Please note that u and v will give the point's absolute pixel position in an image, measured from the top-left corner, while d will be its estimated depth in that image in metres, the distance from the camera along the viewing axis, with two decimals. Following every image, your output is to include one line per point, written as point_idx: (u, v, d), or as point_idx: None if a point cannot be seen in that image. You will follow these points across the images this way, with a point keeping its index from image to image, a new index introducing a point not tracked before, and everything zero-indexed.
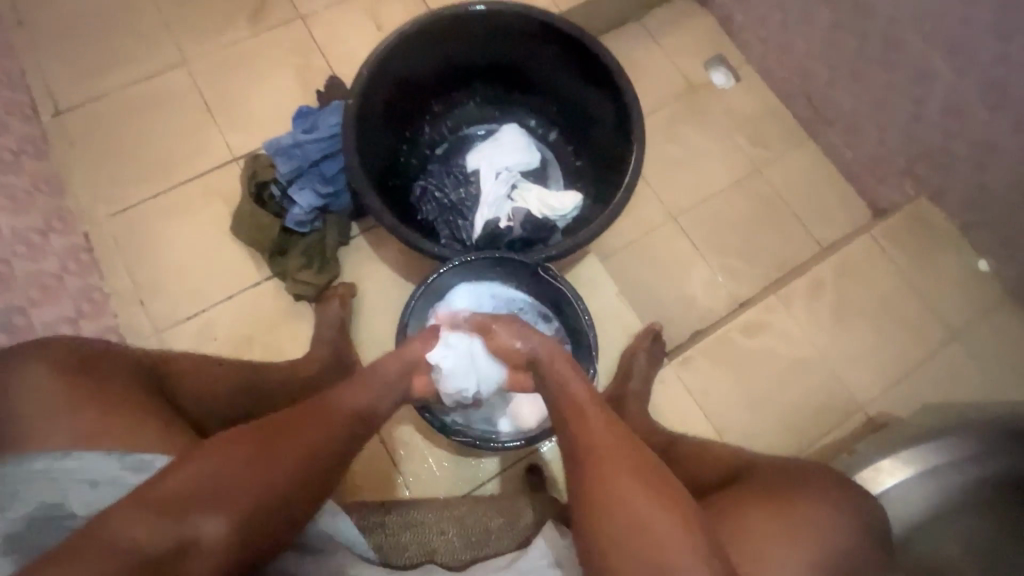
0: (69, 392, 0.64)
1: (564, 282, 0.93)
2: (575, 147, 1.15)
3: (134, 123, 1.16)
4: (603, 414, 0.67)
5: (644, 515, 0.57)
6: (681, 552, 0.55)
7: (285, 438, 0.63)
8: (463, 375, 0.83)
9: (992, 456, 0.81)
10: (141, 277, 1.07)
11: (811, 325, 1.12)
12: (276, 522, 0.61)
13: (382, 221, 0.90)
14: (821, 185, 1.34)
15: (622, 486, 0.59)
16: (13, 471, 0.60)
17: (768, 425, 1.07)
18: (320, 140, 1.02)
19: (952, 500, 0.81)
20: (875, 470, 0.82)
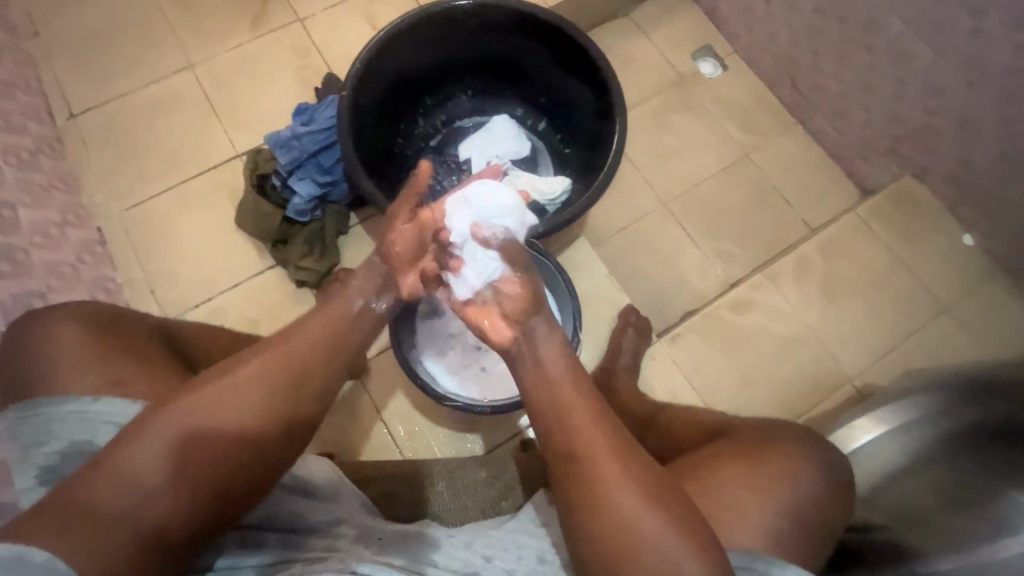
0: (99, 348, 0.63)
1: (548, 255, 0.99)
2: (564, 135, 1.19)
3: (146, 123, 1.22)
4: (589, 405, 0.62)
5: (637, 518, 0.55)
6: (680, 551, 0.54)
7: (255, 386, 0.60)
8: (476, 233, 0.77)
9: (972, 404, 0.81)
10: (151, 268, 1.12)
11: (799, 301, 1.14)
12: (253, 469, 0.58)
13: (376, 204, 0.94)
14: (810, 167, 1.36)
15: (623, 499, 0.56)
16: (46, 411, 0.59)
17: (759, 398, 1.09)
18: (318, 133, 1.07)
19: (927, 451, 0.82)
20: (851, 428, 0.88)
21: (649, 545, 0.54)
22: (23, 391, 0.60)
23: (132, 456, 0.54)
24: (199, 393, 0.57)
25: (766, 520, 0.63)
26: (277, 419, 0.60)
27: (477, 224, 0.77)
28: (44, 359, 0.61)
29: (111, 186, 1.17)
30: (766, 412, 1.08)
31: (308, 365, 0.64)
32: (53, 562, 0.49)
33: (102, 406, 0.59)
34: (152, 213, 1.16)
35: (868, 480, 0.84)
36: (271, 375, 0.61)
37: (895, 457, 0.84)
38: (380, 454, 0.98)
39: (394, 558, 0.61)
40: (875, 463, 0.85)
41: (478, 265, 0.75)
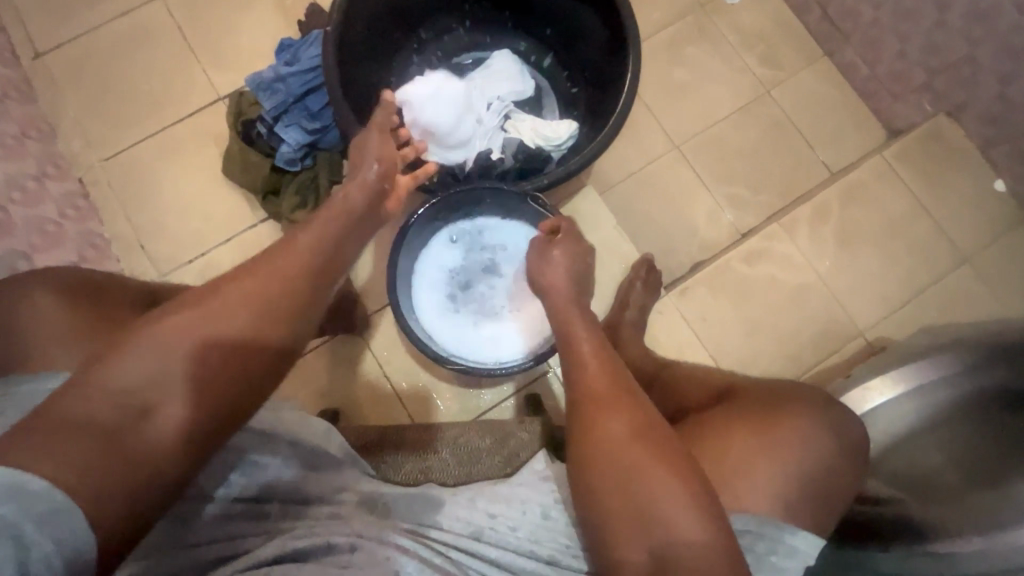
0: (80, 321, 0.60)
1: (553, 212, 0.90)
2: (571, 72, 1.10)
3: (117, 62, 1.13)
4: (600, 355, 0.66)
5: (636, 467, 0.57)
6: (675, 499, 0.56)
7: (245, 298, 0.57)
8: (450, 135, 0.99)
9: (992, 365, 0.79)
10: (139, 221, 1.08)
11: (815, 251, 1.10)
12: (252, 384, 0.56)
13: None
14: (834, 105, 1.27)
15: (608, 431, 0.60)
16: (29, 390, 0.56)
17: (767, 353, 1.06)
18: (302, 74, 0.97)
19: (941, 416, 0.82)
20: (865, 390, 0.87)
21: (648, 492, 0.56)
22: (6, 364, 0.58)
23: (123, 375, 0.51)
24: (190, 310, 0.55)
25: (775, 485, 0.63)
26: (264, 331, 0.57)
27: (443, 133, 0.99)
28: (27, 330, 0.59)
29: (88, 132, 1.10)
30: (774, 366, 1.06)
31: (289, 277, 0.60)
32: (53, 488, 0.46)
33: None
34: (134, 162, 1.10)
35: (879, 439, 0.85)
36: (254, 289, 0.58)
37: (907, 418, 0.84)
38: (385, 413, 0.99)
39: (400, 522, 0.64)
40: (887, 424, 0.85)
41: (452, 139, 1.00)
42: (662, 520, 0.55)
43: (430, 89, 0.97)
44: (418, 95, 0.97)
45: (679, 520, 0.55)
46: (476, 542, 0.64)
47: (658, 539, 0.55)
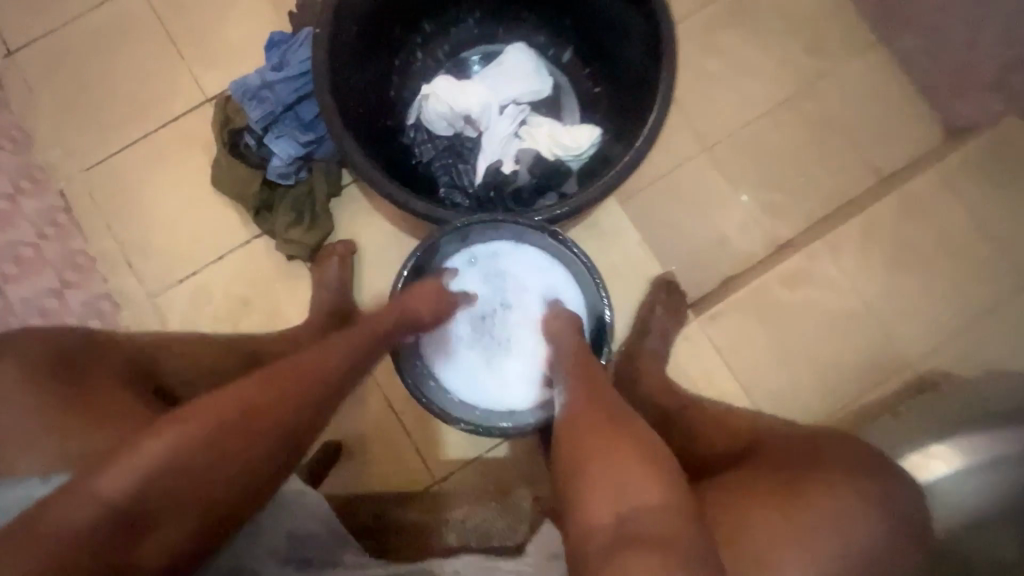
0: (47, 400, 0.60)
1: (574, 247, 0.83)
2: (593, 70, 0.98)
3: (95, 60, 1.03)
4: (591, 370, 0.71)
5: (615, 460, 0.57)
6: (648, 484, 0.55)
7: (263, 417, 0.56)
8: (447, 108, 0.90)
9: None
10: (125, 237, 1.00)
11: (862, 272, 0.99)
12: (248, 502, 0.57)
13: (370, 180, 0.77)
14: (884, 103, 1.15)
15: (575, 408, 0.66)
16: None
17: (804, 386, 0.97)
18: (293, 80, 0.87)
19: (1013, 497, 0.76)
20: (926, 457, 0.77)
21: (621, 479, 0.56)
22: None
23: (123, 491, 0.49)
24: (203, 424, 0.53)
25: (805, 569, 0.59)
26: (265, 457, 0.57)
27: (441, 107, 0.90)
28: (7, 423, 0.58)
29: (67, 140, 1.02)
30: (812, 402, 0.97)
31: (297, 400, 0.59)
32: None
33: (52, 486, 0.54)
34: (118, 173, 1.01)
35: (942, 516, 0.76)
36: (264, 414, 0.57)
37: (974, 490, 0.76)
38: (392, 451, 0.94)
39: None
40: (952, 499, 0.76)
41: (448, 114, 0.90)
42: (624, 481, 0.56)
43: (455, 89, 0.90)
44: (444, 96, 0.89)
45: (643, 486, 0.55)
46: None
47: (621, 504, 0.54)
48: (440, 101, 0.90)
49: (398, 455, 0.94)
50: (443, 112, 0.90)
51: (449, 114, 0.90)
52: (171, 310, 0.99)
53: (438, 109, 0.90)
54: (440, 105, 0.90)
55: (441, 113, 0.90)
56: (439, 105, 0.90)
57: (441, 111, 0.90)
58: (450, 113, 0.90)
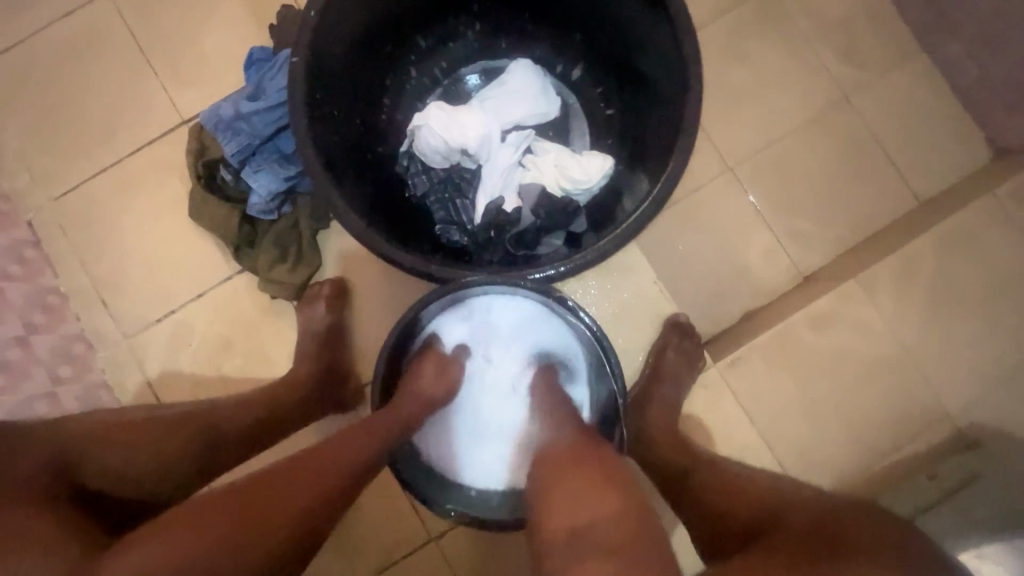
0: None
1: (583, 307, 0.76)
2: (606, 89, 0.89)
3: (63, 78, 0.95)
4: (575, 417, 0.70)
5: (575, 489, 0.56)
6: (602, 503, 0.54)
7: (278, 489, 0.53)
8: (442, 140, 0.80)
9: None
10: (99, 273, 0.93)
11: (900, 315, 0.90)
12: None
13: (362, 239, 0.69)
14: (925, 120, 1.05)
15: (552, 443, 0.65)
16: None
17: (832, 440, 0.90)
18: (270, 110, 0.78)
19: None
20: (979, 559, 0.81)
21: (575, 504, 0.54)
22: None
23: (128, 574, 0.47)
24: (218, 501, 0.52)
25: None
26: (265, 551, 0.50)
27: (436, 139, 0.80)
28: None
29: (35, 166, 0.94)
30: (841, 457, 0.89)
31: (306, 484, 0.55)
32: None
33: None
34: (90, 203, 0.94)
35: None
36: (268, 503, 0.52)
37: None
38: (389, 504, 0.90)
39: None
40: None
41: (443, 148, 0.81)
42: (576, 496, 0.55)
43: (450, 120, 0.80)
44: (438, 129, 0.79)
45: (597, 500, 0.54)
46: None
47: (575, 516, 0.53)
48: (436, 133, 0.79)
49: (392, 509, 0.90)
50: (439, 145, 0.80)
51: (445, 147, 0.80)
52: (149, 352, 0.92)
53: (433, 142, 0.80)
54: (436, 139, 0.80)
55: (436, 146, 0.80)
56: (434, 137, 0.80)
57: (436, 144, 0.80)
58: (446, 146, 0.80)
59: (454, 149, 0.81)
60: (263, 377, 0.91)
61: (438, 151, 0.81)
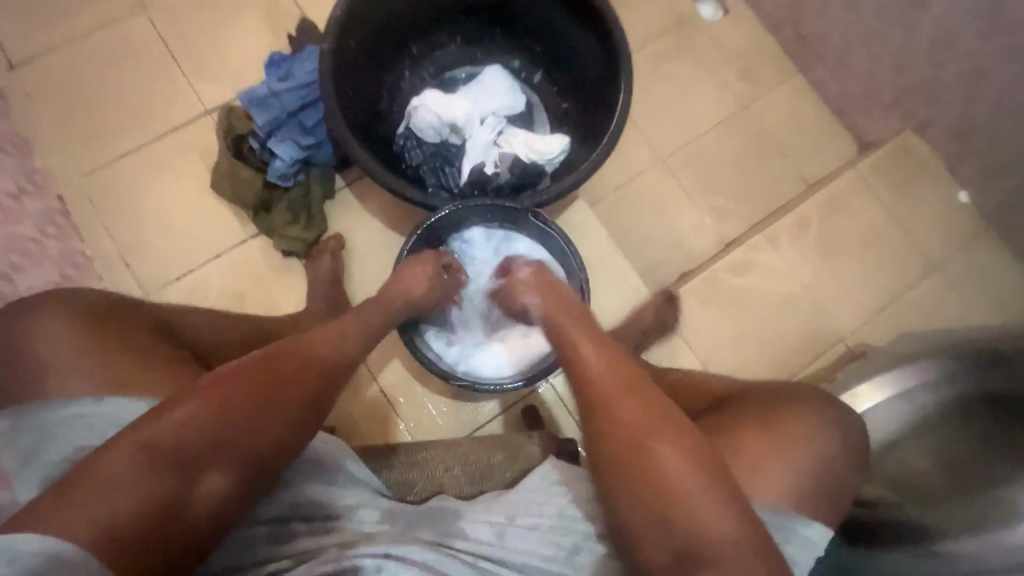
0: (98, 345, 0.67)
1: (555, 228, 0.95)
2: (560, 88, 1.12)
3: (98, 74, 1.10)
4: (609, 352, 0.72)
5: (673, 476, 0.61)
6: (703, 500, 0.60)
7: (292, 380, 0.65)
8: (431, 112, 1.00)
9: (970, 374, 0.85)
10: (122, 239, 1.05)
11: (797, 261, 1.14)
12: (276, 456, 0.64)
13: (375, 179, 0.86)
14: (807, 120, 1.34)
15: (619, 386, 0.67)
16: (44, 417, 0.64)
17: (755, 361, 1.10)
18: (296, 90, 0.97)
19: (926, 417, 0.87)
20: (853, 394, 0.89)
21: (676, 491, 0.60)
22: (37, 381, 0.65)
23: (167, 438, 0.58)
24: (238, 381, 0.63)
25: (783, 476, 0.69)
26: (276, 437, 0.63)
27: (425, 112, 1.00)
28: (37, 355, 0.65)
29: (66, 147, 1.07)
30: (763, 373, 1.09)
31: (301, 384, 0.66)
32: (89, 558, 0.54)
33: (104, 406, 0.64)
34: (118, 177, 1.07)
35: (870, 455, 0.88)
36: (294, 386, 0.65)
37: (896, 420, 0.88)
38: (384, 431, 1.00)
39: (425, 533, 0.69)
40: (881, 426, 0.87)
41: (431, 119, 1.00)
42: (680, 511, 0.60)
43: (441, 102, 1.01)
44: (432, 108, 1.00)
45: (705, 511, 0.59)
46: (504, 541, 0.69)
47: (680, 528, 0.60)
48: (424, 102, 1.00)
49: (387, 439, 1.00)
50: (426, 115, 1.00)
51: (435, 121, 1.01)
52: None
53: (425, 116, 1.00)
54: (424, 110, 1.00)
55: (425, 115, 1.00)
56: (424, 109, 1.00)
57: (425, 113, 1.00)
58: (433, 117, 1.00)
59: (443, 119, 1.01)
60: None
61: (426, 118, 1.01)
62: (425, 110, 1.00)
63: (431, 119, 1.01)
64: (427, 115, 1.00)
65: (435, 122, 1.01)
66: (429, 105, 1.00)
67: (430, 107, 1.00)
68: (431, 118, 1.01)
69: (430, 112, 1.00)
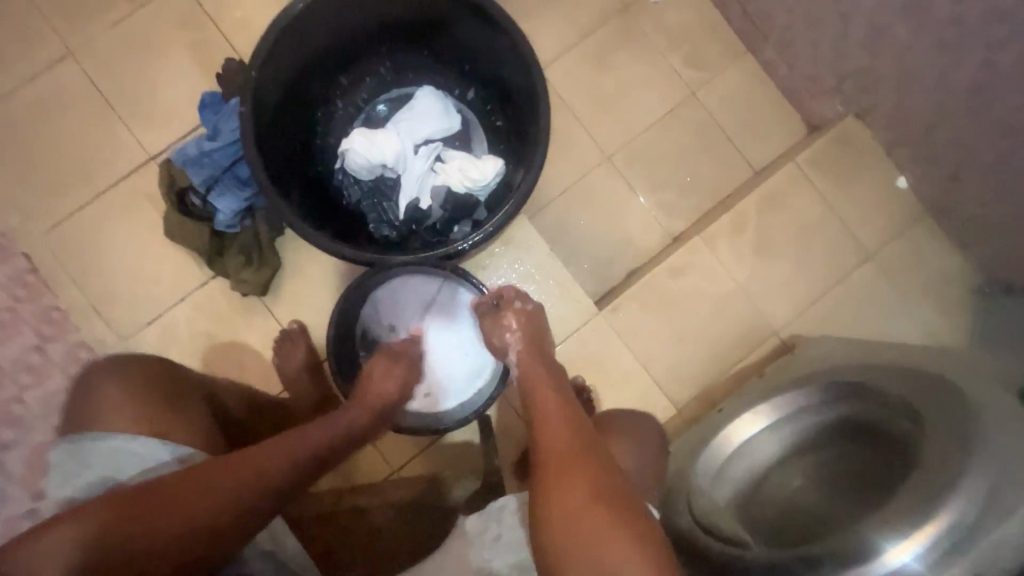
0: (148, 397, 0.80)
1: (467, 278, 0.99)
2: (494, 106, 1.13)
3: (41, 131, 1.12)
4: (563, 411, 0.79)
5: (605, 538, 0.65)
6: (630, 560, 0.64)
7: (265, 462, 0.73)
8: (360, 155, 1.02)
9: (839, 401, 0.85)
10: (91, 290, 1.11)
11: (733, 259, 1.19)
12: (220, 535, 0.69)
13: (299, 233, 0.92)
14: (757, 105, 1.33)
15: (566, 448, 0.73)
16: (92, 442, 0.76)
17: (693, 358, 1.17)
18: (227, 146, 1.01)
19: (800, 442, 0.87)
20: (745, 420, 0.90)
21: (603, 553, 0.65)
22: (88, 419, 0.78)
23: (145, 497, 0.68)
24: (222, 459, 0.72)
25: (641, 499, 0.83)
26: (198, 534, 0.68)
27: (354, 156, 1.02)
28: (96, 400, 0.79)
29: (24, 206, 1.11)
30: (701, 369, 1.17)
31: (251, 481, 0.71)
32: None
33: (139, 444, 0.75)
34: (76, 231, 1.12)
35: (745, 477, 0.89)
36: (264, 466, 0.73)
37: (770, 449, 0.88)
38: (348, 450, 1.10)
39: None
40: (753, 454, 0.89)
41: (361, 161, 1.03)
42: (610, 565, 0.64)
43: (370, 143, 1.02)
44: (362, 151, 1.02)
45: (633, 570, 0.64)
46: None
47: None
48: (349, 145, 1.02)
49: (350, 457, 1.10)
50: (355, 158, 1.03)
51: (365, 164, 1.03)
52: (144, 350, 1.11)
53: (355, 160, 1.03)
54: (351, 153, 1.03)
55: (355, 159, 1.03)
56: (351, 152, 1.02)
57: (352, 157, 1.03)
58: (362, 161, 1.03)
59: (374, 160, 1.03)
60: (241, 361, 1.12)
61: (355, 160, 1.03)
62: (354, 152, 1.02)
63: (359, 162, 1.03)
64: (356, 157, 1.02)
65: (366, 164, 1.03)
66: (355, 149, 1.02)
67: (357, 149, 1.02)
68: (360, 162, 1.03)
69: (359, 154, 1.02)
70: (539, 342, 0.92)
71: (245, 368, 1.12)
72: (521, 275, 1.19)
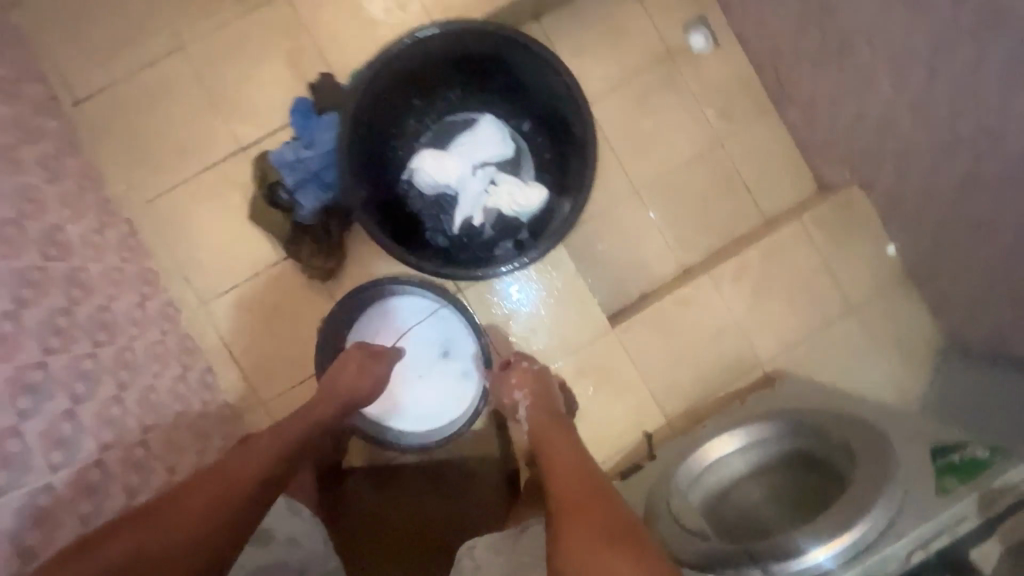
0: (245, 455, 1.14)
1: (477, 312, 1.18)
2: (545, 140, 1.29)
3: (150, 113, 1.28)
4: (570, 456, 0.98)
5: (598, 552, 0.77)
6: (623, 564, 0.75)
7: (256, 456, 0.95)
8: (426, 174, 1.20)
9: (800, 435, 1.04)
10: (181, 258, 1.29)
11: (734, 298, 1.36)
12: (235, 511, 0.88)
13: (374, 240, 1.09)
14: (775, 161, 1.49)
15: (565, 485, 0.91)
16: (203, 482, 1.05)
17: (687, 378, 1.36)
18: (319, 155, 1.20)
19: (764, 462, 1.07)
20: (720, 441, 1.08)
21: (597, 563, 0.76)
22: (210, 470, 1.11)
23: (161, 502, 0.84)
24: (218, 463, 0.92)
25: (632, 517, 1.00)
26: (216, 515, 0.86)
27: (421, 175, 1.20)
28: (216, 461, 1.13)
29: (130, 177, 1.28)
30: (693, 388, 1.36)
31: (245, 470, 0.92)
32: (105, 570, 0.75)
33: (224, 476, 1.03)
34: (172, 205, 1.29)
35: (717, 487, 1.08)
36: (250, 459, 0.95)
37: (739, 466, 1.07)
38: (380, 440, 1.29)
39: None
40: (725, 469, 1.08)
41: (427, 179, 1.20)
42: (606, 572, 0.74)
43: (437, 165, 1.19)
44: (429, 170, 1.19)
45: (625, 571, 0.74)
46: None
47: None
48: (416, 166, 1.20)
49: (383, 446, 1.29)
50: (421, 176, 1.20)
51: (429, 182, 1.21)
52: (220, 314, 1.30)
53: (422, 179, 1.21)
54: (419, 172, 1.20)
55: (422, 178, 1.20)
56: (418, 172, 1.20)
57: (420, 175, 1.20)
58: (428, 180, 1.20)
59: (439, 180, 1.20)
60: (301, 334, 1.31)
61: (422, 179, 1.21)
62: (421, 171, 1.20)
63: (425, 179, 1.20)
64: (423, 177, 1.20)
65: (430, 182, 1.20)
66: (422, 170, 1.19)
67: (424, 169, 1.19)
68: (426, 180, 1.21)
69: (426, 174, 1.19)
70: (547, 395, 1.14)
71: (304, 341, 1.31)
72: (547, 290, 1.36)
